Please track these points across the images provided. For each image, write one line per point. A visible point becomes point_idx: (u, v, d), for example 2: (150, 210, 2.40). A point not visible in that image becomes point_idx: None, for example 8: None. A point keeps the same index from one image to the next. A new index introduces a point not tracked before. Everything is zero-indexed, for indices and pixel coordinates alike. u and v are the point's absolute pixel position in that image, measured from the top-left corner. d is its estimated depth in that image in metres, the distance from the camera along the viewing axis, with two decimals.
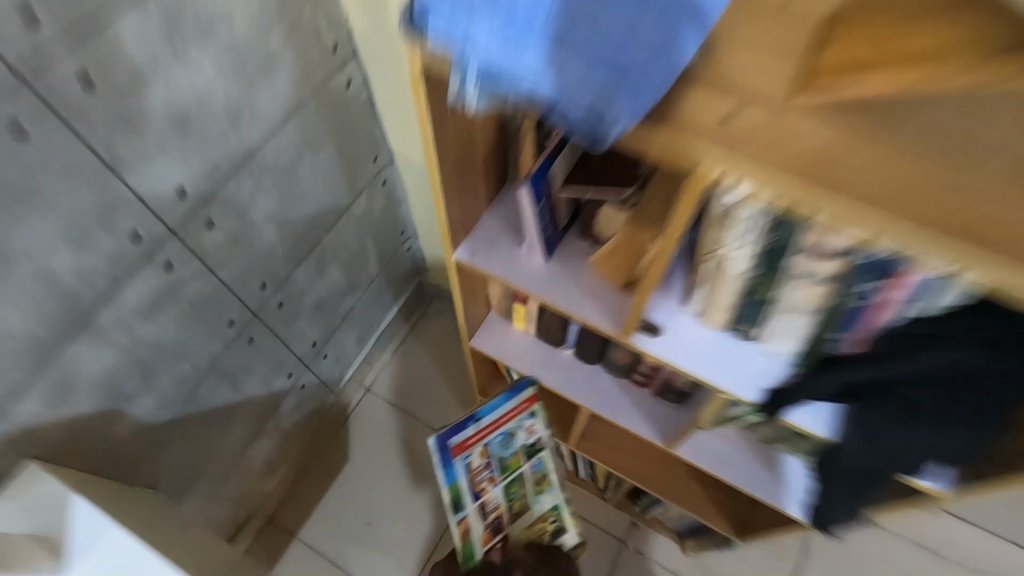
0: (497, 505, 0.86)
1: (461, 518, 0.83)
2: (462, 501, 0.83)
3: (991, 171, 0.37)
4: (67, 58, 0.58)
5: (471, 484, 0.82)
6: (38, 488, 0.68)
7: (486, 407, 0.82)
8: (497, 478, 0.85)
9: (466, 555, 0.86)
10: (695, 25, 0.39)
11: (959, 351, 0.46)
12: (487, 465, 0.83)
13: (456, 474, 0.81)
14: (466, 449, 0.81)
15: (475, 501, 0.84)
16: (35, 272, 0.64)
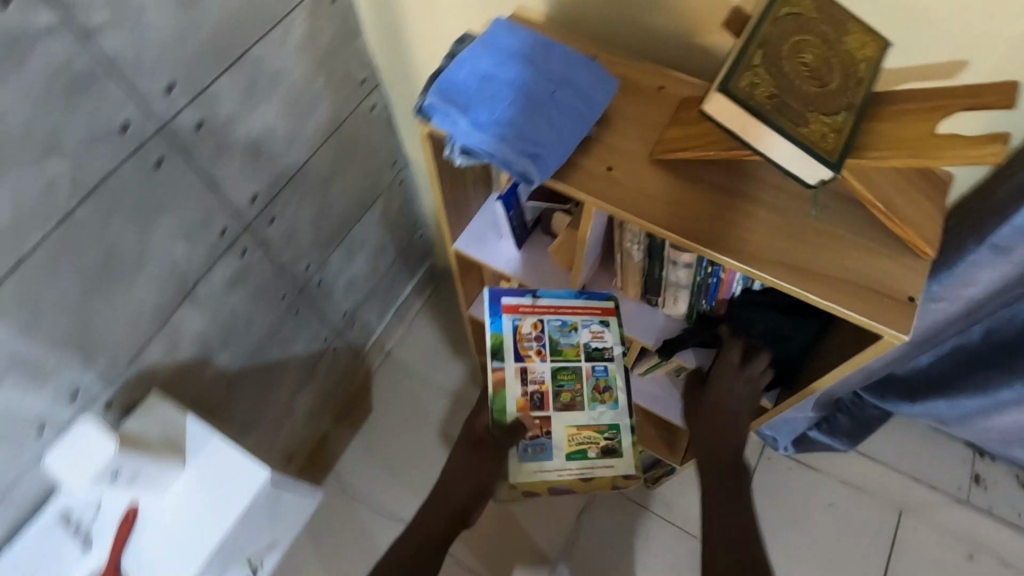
0: (540, 381, 0.81)
1: (497, 367, 0.81)
2: (502, 354, 0.82)
3: (755, 211, 0.60)
4: (187, 110, 0.83)
5: (515, 343, 0.83)
6: (154, 412, 0.95)
7: (550, 291, 0.86)
8: (545, 353, 0.82)
9: (497, 407, 0.80)
10: (587, 122, 0.63)
11: (769, 310, 0.75)
12: (538, 337, 0.83)
13: (502, 327, 0.83)
14: (517, 311, 0.84)
15: (517, 362, 0.82)
16: (161, 257, 0.90)
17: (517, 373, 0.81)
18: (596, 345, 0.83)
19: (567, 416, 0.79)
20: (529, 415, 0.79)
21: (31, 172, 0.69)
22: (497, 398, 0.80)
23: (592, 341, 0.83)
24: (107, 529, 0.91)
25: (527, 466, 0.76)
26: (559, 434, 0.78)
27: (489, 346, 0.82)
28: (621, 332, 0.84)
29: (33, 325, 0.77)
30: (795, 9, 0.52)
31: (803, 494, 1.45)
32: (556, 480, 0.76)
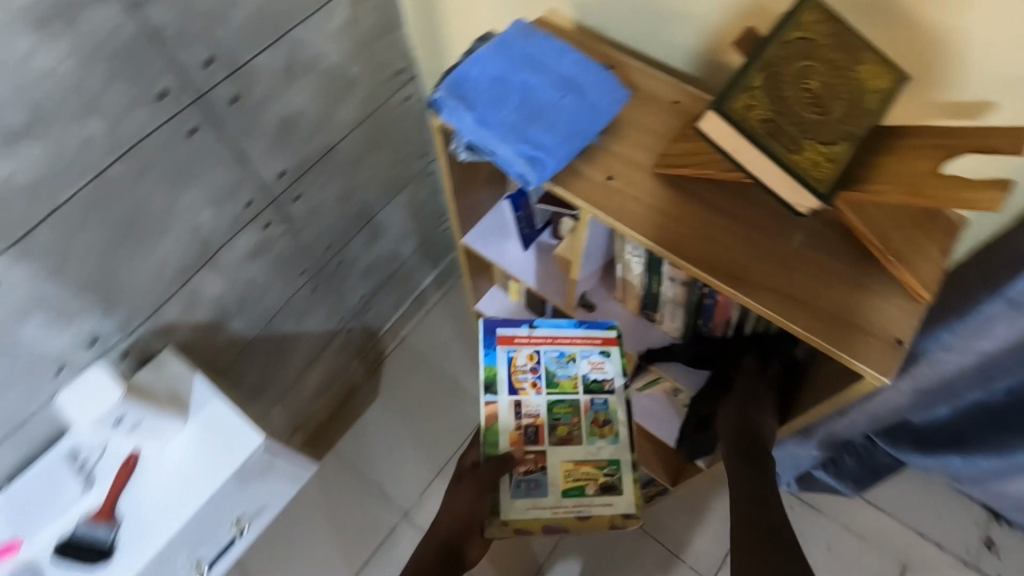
0: (534, 415, 0.81)
1: (490, 401, 0.81)
2: (496, 387, 0.83)
3: (746, 233, 0.60)
4: (224, 84, 0.88)
5: (509, 376, 0.83)
6: (166, 367, 1.00)
7: (547, 321, 0.86)
8: (540, 386, 0.83)
9: (489, 441, 0.79)
10: (592, 128, 0.63)
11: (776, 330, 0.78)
12: (533, 368, 0.84)
13: (497, 359, 0.84)
14: (513, 342, 0.86)
15: (511, 395, 0.82)
16: (187, 220, 0.94)
17: (510, 406, 0.82)
18: (595, 377, 0.83)
19: (564, 451, 0.79)
20: (523, 450, 0.79)
21: (71, 127, 0.74)
22: (490, 432, 0.79)
23: (591, 373, 0.83)
24: (109, 470, 0.96)
25: (520, 503, 0.75)
26: (554, 470, 0.77)
27: (482, 380, 0.83)
28: (620, 364, 0.83)
29: (61, 270, 0.82)
30: (806, 33, 0.51)
31: (802, 534, 1.41)
32: (551, 518, 0.74)
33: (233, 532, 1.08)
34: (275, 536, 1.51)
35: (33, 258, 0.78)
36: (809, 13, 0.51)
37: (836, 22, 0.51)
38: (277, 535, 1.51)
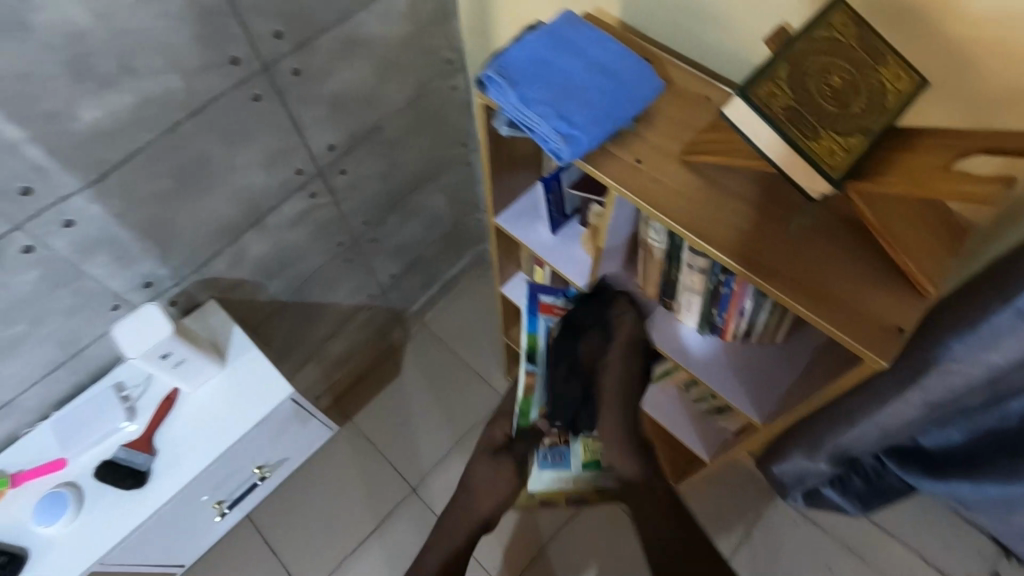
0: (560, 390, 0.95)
1: (530, 370, 0.96)
2: (534, 357, 0.97)
3: (760, 221, 0.64)
4: (289, 57, 0.95)
5: (547, 345, 0.97)
6: (211, 316, 1.10)
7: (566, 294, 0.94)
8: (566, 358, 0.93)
9: (523, 412, 0.98)
10: (625, 113, 0.68)
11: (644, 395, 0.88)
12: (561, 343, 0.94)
13: (537, 328, 0.98)
14: (552, 310, 1.00)
15: (544, 366, 0.96)
16: (241, 181, 1.01)
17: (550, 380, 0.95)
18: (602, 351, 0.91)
19: None
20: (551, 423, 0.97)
21: (153, 82, 0.81)
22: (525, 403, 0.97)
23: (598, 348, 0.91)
24: (150, 405, 1.04)
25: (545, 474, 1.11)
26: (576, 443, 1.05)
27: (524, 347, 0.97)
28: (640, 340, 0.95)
29: (128, 213, 0.89)
30: (832, 33, 0.55)
31: (799, 549, 1.43)
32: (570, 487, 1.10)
33: (255, 477, 1.15)
34: (292, 498, 1.57)
35: (106, 198, 0.85)
36: (837, 15, 0.55)
37: (863, 25, 0.55)
38: (293, 497, 1.58)
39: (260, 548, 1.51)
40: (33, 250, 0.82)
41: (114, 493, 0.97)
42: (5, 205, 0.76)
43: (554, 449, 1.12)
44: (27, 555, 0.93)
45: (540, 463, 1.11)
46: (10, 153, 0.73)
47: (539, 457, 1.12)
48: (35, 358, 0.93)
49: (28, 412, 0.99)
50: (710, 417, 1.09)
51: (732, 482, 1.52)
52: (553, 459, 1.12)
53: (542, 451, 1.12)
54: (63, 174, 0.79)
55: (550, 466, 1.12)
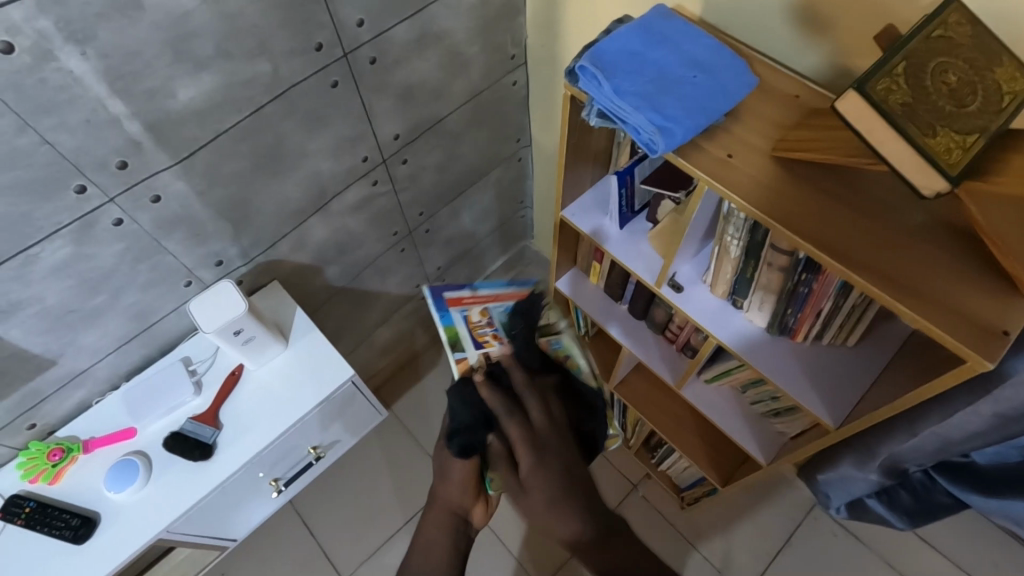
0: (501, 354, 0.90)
1: (460, 357, 0.89)
2: (461, 344, 0.91)
3: (849, 214, 0.64)
4: (367, 45, 0.96)
5: (470, 332, 0.93)
6: (275, 297, 1.13)
7: (487, 284, 1.06)
8: (500, 335, 0.93)
9: None
10: (720, 107, 0.68)
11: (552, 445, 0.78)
12: (488, 323, 0.95)
13: (454, 320, 0.95)
14: (463, 303, 0.99)
15: (476, 348, 0.90)
16: (313, 167, 1.04)
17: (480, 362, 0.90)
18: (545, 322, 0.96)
19: None
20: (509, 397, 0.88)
21: (245, 64, 0.83)
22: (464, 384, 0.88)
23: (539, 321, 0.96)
24: (215, 380, 1.07)
25: None
26: None
27: (447, 340, 0.92)
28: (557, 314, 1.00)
29: (208, 191, 0.92)
30: (947, 32, 0.54)
31: (841, 562, 1.42)
32: None
33: (310, 457, 1.18)
34: (331, 482, 1.60)
35: (191, 176, 0.88)
36: (953, 13, 0.55)
37: (978, 25, 0.55)
38: (332, 481, 1.60)
39: (298, 530, 1.53)
40: (122, 223, 0.85)
41: (180, 463, 1.00)
42: (103, 177, 0.79)
43: None
44: (98, 518, 0.97)
45: None
46: (112, 127, 0.76)
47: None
48: (113, 328, 0.97)
49: (100, 382, 1.03)
50: (764, 420, 1.09)
51: (772, 489, 1.50)
52: None
53: None
54: (156, 149, 0.82)
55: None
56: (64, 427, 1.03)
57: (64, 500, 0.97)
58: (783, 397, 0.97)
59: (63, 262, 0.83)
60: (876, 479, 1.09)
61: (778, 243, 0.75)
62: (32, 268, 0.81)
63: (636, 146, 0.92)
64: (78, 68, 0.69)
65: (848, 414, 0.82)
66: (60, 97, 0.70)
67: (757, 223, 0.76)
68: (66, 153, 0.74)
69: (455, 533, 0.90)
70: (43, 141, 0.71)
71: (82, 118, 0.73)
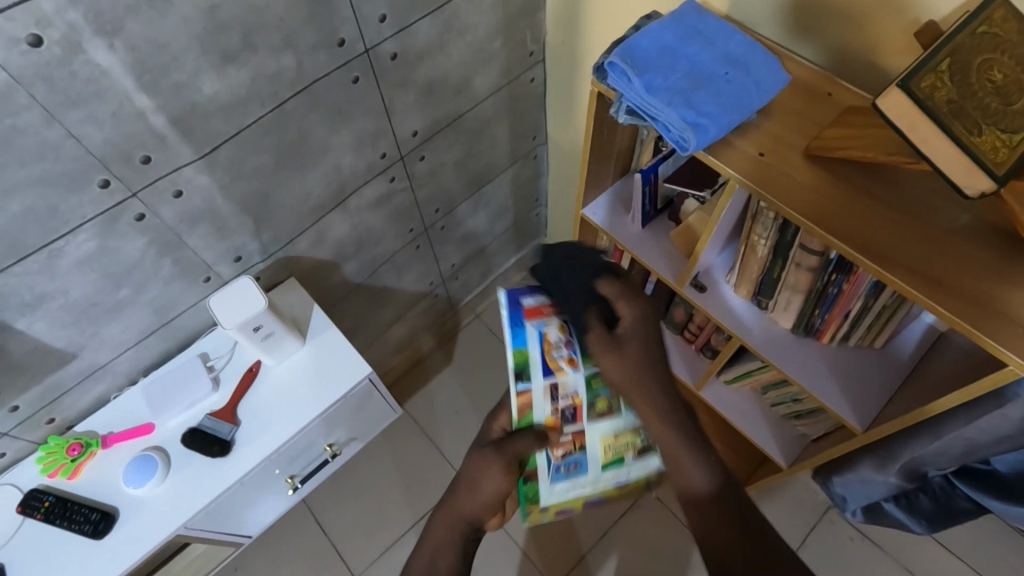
0: (572, 395, 0.71)
1: (523, 390, 0.68)
2: (528, 374, 0.67)
3: (882, 214, 0.64)
4: (390, 40, 0.95)
5: (543, 356, 0.68)
6: (292, 293, 1.13)
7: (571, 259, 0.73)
8: (579, 361, 0.69)
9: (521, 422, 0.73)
10: (753, 104, 0.68)
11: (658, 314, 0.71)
12: (569, 342, 0.69)
13: (526, 340, 0.67)
14: (543, 313, 0.68)
15: (547, 377, 0.68)
16: (333, 163, 1.03)
17: (547, 393, 0.69)
18: None
19: (603, 425, 0.74)
20: (562, 432, 0.73)
21: (269, 58, 0.82)
22: (522, 417, 0.72)
23: None
24: (233, 376, 1.07)
25: (559, 486, 0.77)
26: (593, 447, 0.75)
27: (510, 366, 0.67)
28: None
29: (231, 186, 0.91)
30: (993, 28, 0.54)
31: (857, 566, 1.40)
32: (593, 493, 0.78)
33: (326, 454, 1.19)
34: (344, 479, 1.60)
35: (214, 170, 0.87)
36: (998, 8, 0.54)
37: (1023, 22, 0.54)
38: (345, 479, 1.60)
39: (311, 526, 1.53)
40: (145, 217, 0.85)
41: (199, 458, 1.01)
42: (127, 171, 0.79)
43: (566, 458, 0.75)
44: (117, 514, 0.97)
45: (549, 477, 0.76)
46: (137, 121, 0.75)
47: (547, 468, 0.76)
48: (133, 322, 0.96)
49: (119, 376, 1.03)
50: (784, 422, 1.08)
51: (787, 491, 1.49)
52: (566, 469, 0.76)
53: (549, 463, 0.75)
54: (181, 144, 0.81)
55: (565, 478, 0.76)
56: (83, 421, 1.03)
57: (83, 495, 0.98)
58: (806, 399, 0.97)
59: (88, 256, 0.83)
60: (895, 482, 1.03)
61: (807, 243, 0.75)
62: (57, 262, 0.80)
63: (661, 143, 0.91)
64: (106, 61, 0.68)
65: (875, 417, 0.81)
66: (87, 90, 0.69)
67: (787, 222, 0.75)
68: (92, 146, 0.74)
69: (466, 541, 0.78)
70: (70, 135, 0.71)
71: (109, 112, 0.72)
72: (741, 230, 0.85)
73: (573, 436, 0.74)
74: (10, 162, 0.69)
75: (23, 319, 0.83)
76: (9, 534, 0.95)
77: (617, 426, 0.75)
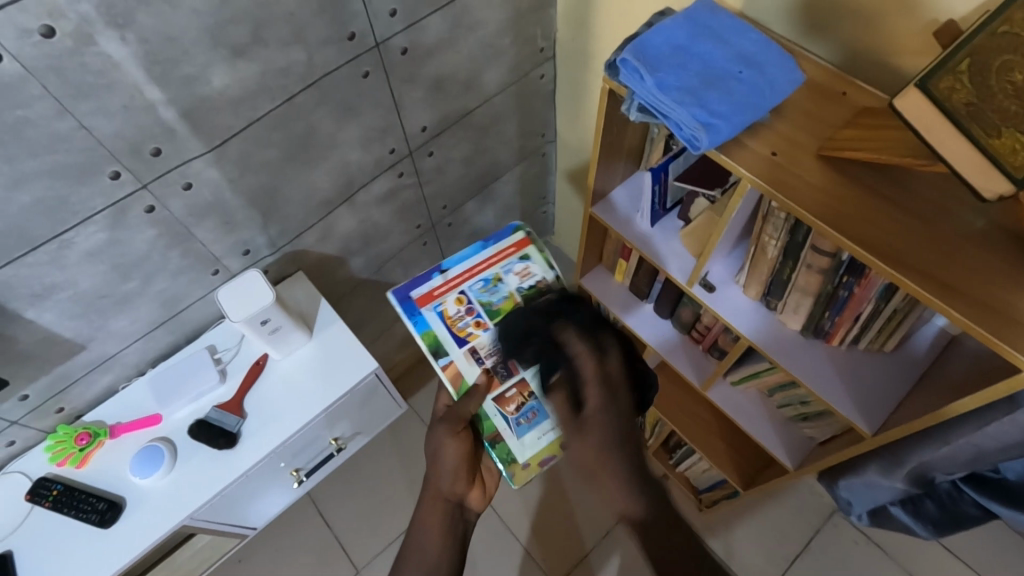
0: (491, 351, 0.90)
1: (446, 363, 0.90)
2: (444, 349, 0.90)
3: (897, 216, 0.63)
4: (399, 35, 0.95)
5: (450, 330, 0.91)
6: (300, 287, 1.13)
7: (453, 260, 0.95)
8: (484, 321, 0.91)
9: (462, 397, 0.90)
10: (767, 103, 0.67)
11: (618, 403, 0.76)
12: (468, 309, 0.92)
13: (430, 324, 0.92)
14: (435, 297, 0.93)
15: (462, 346, 0.90)
16: (341, 158, 1.03)
17: (466, 358, 0.90)
18: (528, 283, 0.95)
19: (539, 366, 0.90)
20: (504, 387, 0.90)
21: (279, 52, 0.82)
22: (459, 386, 0.89)
23: (522, 283, 0.94)
24: (240, 368, 1.07)
25: (527, 439, 0.90)
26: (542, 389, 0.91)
27: (427, 346, 0.91)
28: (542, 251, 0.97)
29: (240, 180, 0.91)
30: None
31: (861, 570, 1.40)
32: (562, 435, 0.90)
33: (331, 448, 1.19)
34: (347, 473, 1.60)
35: (222, 164, 0.87)
36: (1021, 7, 0.51)
37: None
38: (349, 473, 1.60)
39: (315, 519, 1.54)
40: (153, 210, 0.85)
41: (204, 450, 1.01)
42: (137, 163, 0.79)
43: (522, 408, 0.90)
44: (124, 503, 0.98)
45: (513, 432, 0.90)
46: (148, 113, 0.75)
47: (510, 425, 0.90)
48: (141, 314, 0.97)
49: (127, 367, 1.03)
50: (791, 424, 1.08)
51: (792, 494, 1.48)
52: (527, 419, 0.91)
53: (510, 418, 0.90)
54: (189, 136, 0.81)
55: (528, 428, 0.90)
56: (91, 411, 1.04)
57: (90, 484, 0.98)
58: (814, 402, 0.96)
59: (97, 248, 0.83)
60: (902, 487, 1.02)
61: (819, 245, 0.74)
62: (66, 253, 0.81)
63: (671, 141, 0.90)
64: (117, 53, 0.69)
65: (884, 421, 0.80)
66: (98, 81, 0.69)
67: (798, 223, 0.74)
68: (102, 138, 0.74)
69: (451, 518, 0.91)
70: (80, 126, 0.71)
71: (119, 104, 0.73)
72: (751, 227, 0.84)
73: (519, 387, 0.90)
74: (21, 153, 0.69)
75: (33, 310, 0.83)
76: (16, 523, 0.96)
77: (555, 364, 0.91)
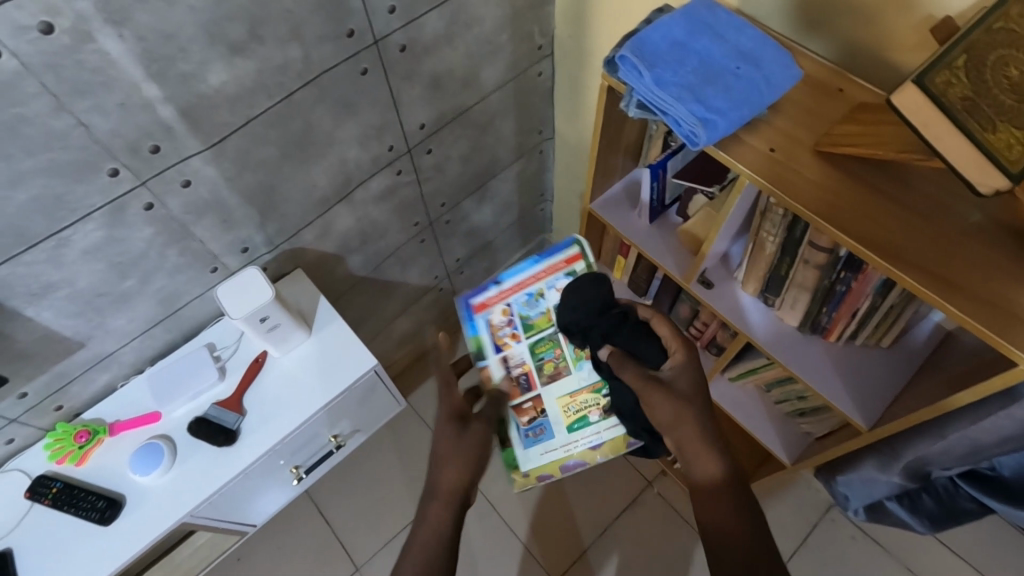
0: (521, 363, 0.93)
1: (483, 365, 0.94)
2: (483, 353, 0.94)
3: (895, 212, 0.63)
4: (397, 32, 0.95)
5: (492, 337, 0.94)
6: (299, 285, 1.13)
7: (508, 272, 0.95)
8: (520, 335, 0.93)
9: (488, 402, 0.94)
10: (765, 99, 0.67)
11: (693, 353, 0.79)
12: (509, 321, 0.94)
13: (478, 328, 0.94)
14: (487, 306, 0.95)
15: (498, 354, 0.94)
16: (339, 156, 1.03)
17: (500, 365, 0.93)
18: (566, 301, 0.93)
19: (556, 387, 0.93)
20: (521, 400, 0.93)
21: (277, 50, 0.82)
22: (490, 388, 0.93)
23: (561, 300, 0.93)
24: (239, 366, 1.07)
25: (533, 451, 0.92)
26: (553, 409, 0.93)
27: (471, 350, 0.94)
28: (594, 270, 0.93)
29: (238, 177, 0.91)
30: (1008, 25, 0.53)
31: (859, 565, 1.40)
32: (566, 456, 0.91)
33: (330, 445, 1.19)
34: (346, 470, 1.60)
35: (220, 161, 0.87)
36: (1016, 5, 0.53)
37: None
38: (348, 471, 1.60)
39: (314, 517, 1.54)
40: (152, 208, 0.85)
41: (204, 448, 1.01)
42: (135, 161, 0.79)
43: (532, 422, 0.93)
44: (124, 501, 0.98)
45: (520, 442, 0.93)
46: (146, 111, 0.75)
47: (519, 436, 0.93)
48: (140, 312, 0.97)
49: (125, 366, 1.03)
50: (789, 419, 1.08)
51: (789, 489, 1.49)
52: (534, 434, 0.93)
53: (518, 429, 0.93)
54: (188, 134, 0.81)
55: (535, 442, 0.93)
56: (89, 409, 1.04)
57: (88, 483, 0.98)
58: (811, 397, 0.96)
59: (94, 246, 0.83)
60: (899, 482, 1.03)
61: (816, 240, 0.74)
62: (65, 251, 0.81)
63: (669, 138, 0.91)
64: (114, 50, 0.69)
65: (880, 416, 0.80)
66: (95, 79, 0.69)
67: (795, 219, 0.75)
68: (100, 136, 0.74)
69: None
70: (79, 124, 0.71)
71: (117, 102, 0.73)
72: (749, 223, 0.84)
73: (533, 403, 0.93)
74: (18, 151, 0.69)
75: (31, 308, 0.83)
76: (14, 522, 0.96)
77: (570, 387, 0.93)
